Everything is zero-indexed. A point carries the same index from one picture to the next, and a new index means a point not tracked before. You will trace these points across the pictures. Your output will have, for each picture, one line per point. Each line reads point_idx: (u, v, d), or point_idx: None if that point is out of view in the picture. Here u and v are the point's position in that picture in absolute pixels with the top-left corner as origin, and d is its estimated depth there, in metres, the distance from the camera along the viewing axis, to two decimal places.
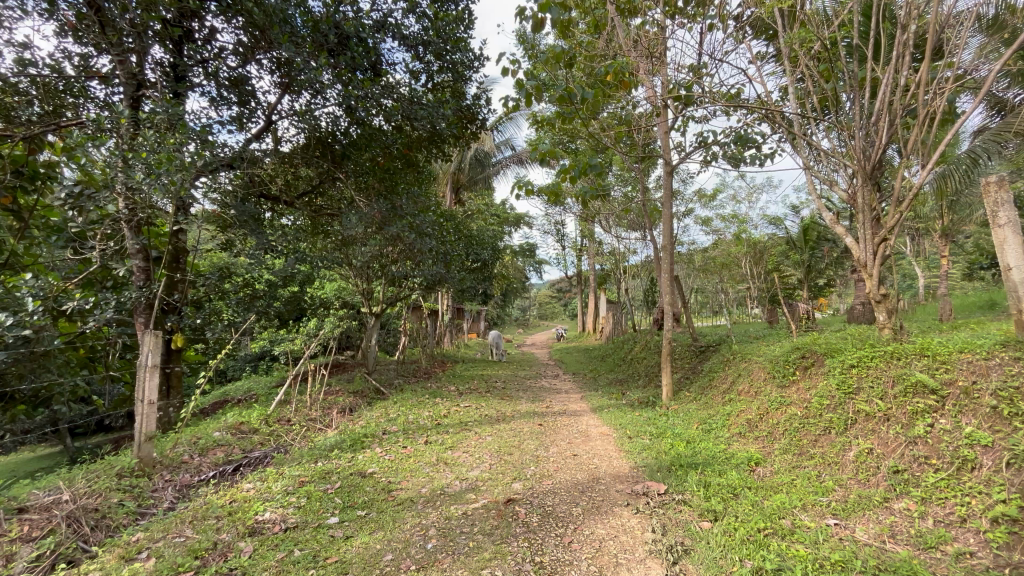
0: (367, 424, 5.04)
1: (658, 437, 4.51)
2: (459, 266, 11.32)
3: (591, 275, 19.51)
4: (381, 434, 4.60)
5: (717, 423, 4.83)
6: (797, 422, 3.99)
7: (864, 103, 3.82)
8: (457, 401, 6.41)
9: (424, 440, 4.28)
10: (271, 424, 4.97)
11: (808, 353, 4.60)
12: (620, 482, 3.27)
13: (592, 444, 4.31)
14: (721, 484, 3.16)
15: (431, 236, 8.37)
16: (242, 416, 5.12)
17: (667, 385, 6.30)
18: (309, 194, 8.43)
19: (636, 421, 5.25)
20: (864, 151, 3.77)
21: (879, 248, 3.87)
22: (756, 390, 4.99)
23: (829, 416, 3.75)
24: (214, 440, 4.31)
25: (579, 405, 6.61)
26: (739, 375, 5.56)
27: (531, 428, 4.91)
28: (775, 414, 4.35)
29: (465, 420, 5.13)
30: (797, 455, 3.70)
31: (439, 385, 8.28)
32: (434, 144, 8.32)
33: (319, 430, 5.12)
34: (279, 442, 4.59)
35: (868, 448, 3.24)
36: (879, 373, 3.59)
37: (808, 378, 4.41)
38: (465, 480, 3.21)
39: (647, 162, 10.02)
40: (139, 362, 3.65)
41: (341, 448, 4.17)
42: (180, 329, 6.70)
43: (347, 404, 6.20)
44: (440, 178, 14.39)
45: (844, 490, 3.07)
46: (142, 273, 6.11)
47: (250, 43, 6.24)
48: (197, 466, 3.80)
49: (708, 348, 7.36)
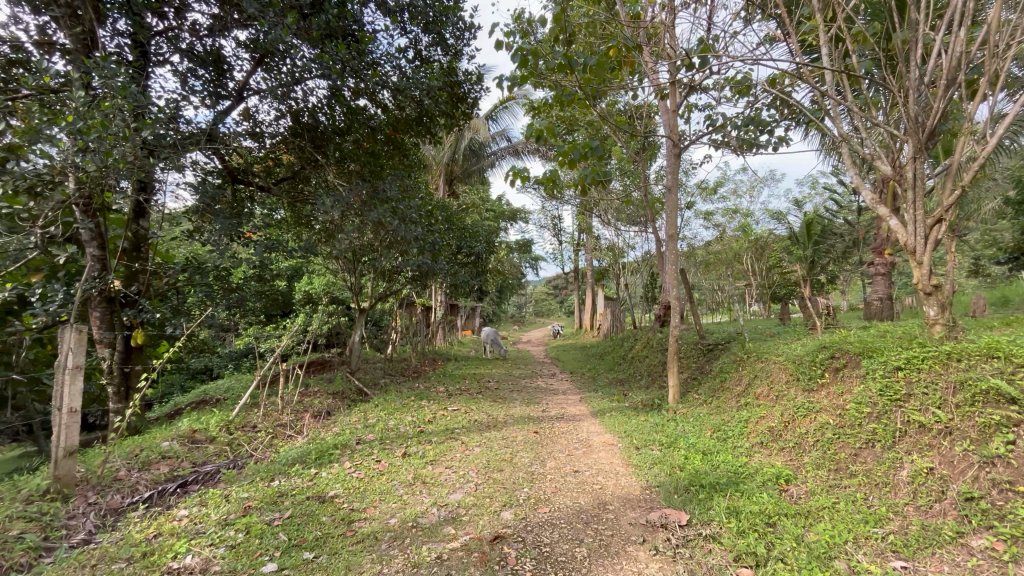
0: (342, 432, 4.49)
1: (670, 448, 3.98)
2: (451, 259, 10.74)
3: (589, 271, 18.98)
4: (355, 444, 4.03)
5: (734, 431, 4.31)
6: (830, 433, 3.47)
7: (916, 59, 3.19)
8: (445, 404, 5.86)
9: (402, 452, 3.71)
10: (232, 431, 4.39)
11: (838, 353, 4.10)
12: (631, 508, 2.73)
13: (595, 458, 3.75)
14: (753, 512, 2.62)
15: (420, 226, 7.78)
16: (200, 422, 4.53)
17: (674, 387, 5.77)
18: (289, 181, 7.83)
19: (642, 427, 4.73)
20: (918, 115, 3.12)
21: (931, 231, 3.26)
22: (777, 394, 4.45)
23: (871, 426, 3.23)
24: (159, 453, 3.73)
25: (578, 408, 6.06)
26: (755, 377, 5.02)
27: (525, 436, 4.36)
28: (803, 422, 3.83)
29: (451, 428, 4.57)
30: (833, 473, 3.18)
31: (427, 386, 7.71)
32: (422, 126, 7.69)
33: (288, 438, 4.57)
34: (238, 454, 4.01)
35: (928, 468, 2.73)
36: (934, 379, 3.07)
37: (840, 381, 3.88)
38: (443, 508, 2.65)
39: (649, 153, 9.48)
40: (58, 364, 3.05)
41: (305, 461, 3.60)
42: (140, 324, 6.10)
43: (325, 408, 5.63)
44: (433, 170, 13.74)
45: (903, 520, 2.55)
46: (97, 262, 5.58)
47: (223, 12, 5.69)
48: (132, 485, 3.23)
49: (717, 346, 6.82)
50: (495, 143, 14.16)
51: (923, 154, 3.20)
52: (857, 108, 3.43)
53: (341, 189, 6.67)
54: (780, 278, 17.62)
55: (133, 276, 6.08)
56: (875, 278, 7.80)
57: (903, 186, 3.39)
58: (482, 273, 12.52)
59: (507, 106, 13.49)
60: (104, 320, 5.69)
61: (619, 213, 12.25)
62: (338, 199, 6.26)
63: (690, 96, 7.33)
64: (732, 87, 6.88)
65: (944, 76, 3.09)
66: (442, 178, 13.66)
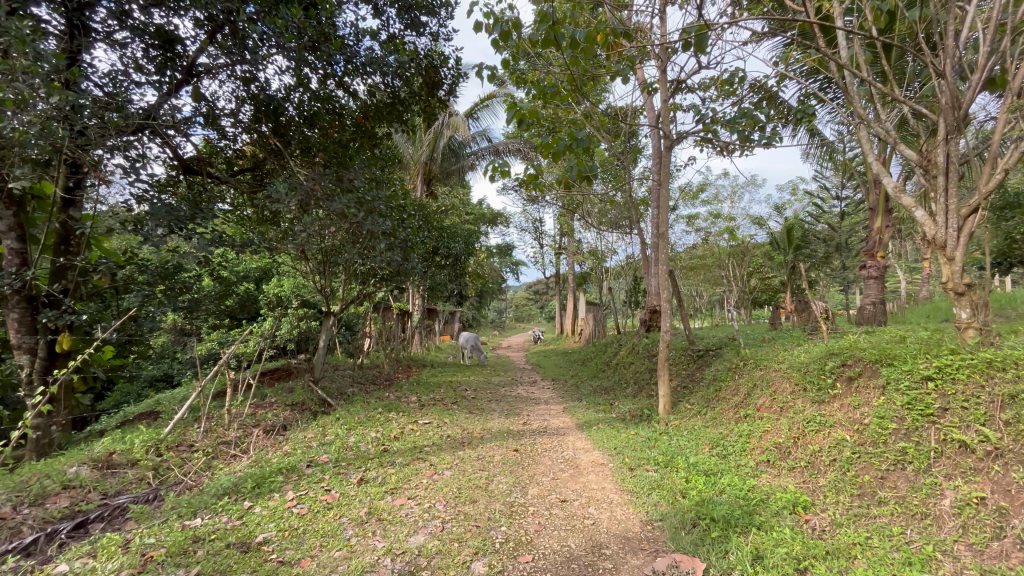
0: (293, 452, 3.90)
1: (667, 468, 3.52)
2: (427, 261, 10.18)
3: (570, 275, 18.60)
4: (304, 468, 3.44)
5: (735, 446, 3.87)
6: (849, 451, 3.06)
7: (951, 27, 2.80)
8: (416, 417, 5.29)
9: (358, 479, 3.14)
10: (161, 453, 3.75)
11: (851, 361, 3.71)
12: (633, 554, 2.26)
13: (585, 483, 3.24)
14: (781, 557, 2.16)
15: (391, 222, 7.22)
16: (121, 442, 3.85)
17: (665, 396, 5.33)
18: (247, 172, 7.17)
19: (633, 443, 4.26)
20: (955, 89, 2.72)
21: (966, 221, 2.87)
22: (781, 406, 4.03)
23: (900, 445, 2.83)
24: (61, 483, 3.08)
25: (562, 421, 5.55)
26: (754, 386, 4.60)
27: (504, 455, 3.83)
28: (815, 438, 3.41)
29: (420, 446, 4.02)
30: (856, 499, 2.77)
31: (398, 395, 7.12)
32: (394, 114, 7.13)
33: (230, 460, 3.95)
34: (163, 482, 3.38)
35: (980, 497, 2.34)
36: (975, 392, 2.71)
37: (855, 392, 3.48)
38: (400, 558, 2.12)
39: (634, 154, 9.12)
40: None
41: (240, 491, 3.01)
42: (69, 328, 5.36)
43: (278, 422, 5.00)
44: (410, 169, 13.13)
45: (956, 562, 2.13)
46: (17, 257, 4.92)
47: None
48: (15, 527, 2.58)
49: (708, 352, 6.43)
50: (475, 143, 13.64)
51: (957, 135, 2.81)
52: (879, 85, 3.03)
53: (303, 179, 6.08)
54: (761, 283, 17.54)
55: (60, 273, 5.36)
56: (867, 281, 7.48)
57: (932, 173, 3.00)
58: (461, 275, 11.98)
59: (487, 105, 13.04)
60: (23, 323, 5.00)
61: (603, 215, 11.86)
62: (297, 188, 5.64)
63: (675, 96, 6.99)
64: (718, 86, 6.57)
65: (986, 45, 2.70)
66: (420, 178, 13.02)
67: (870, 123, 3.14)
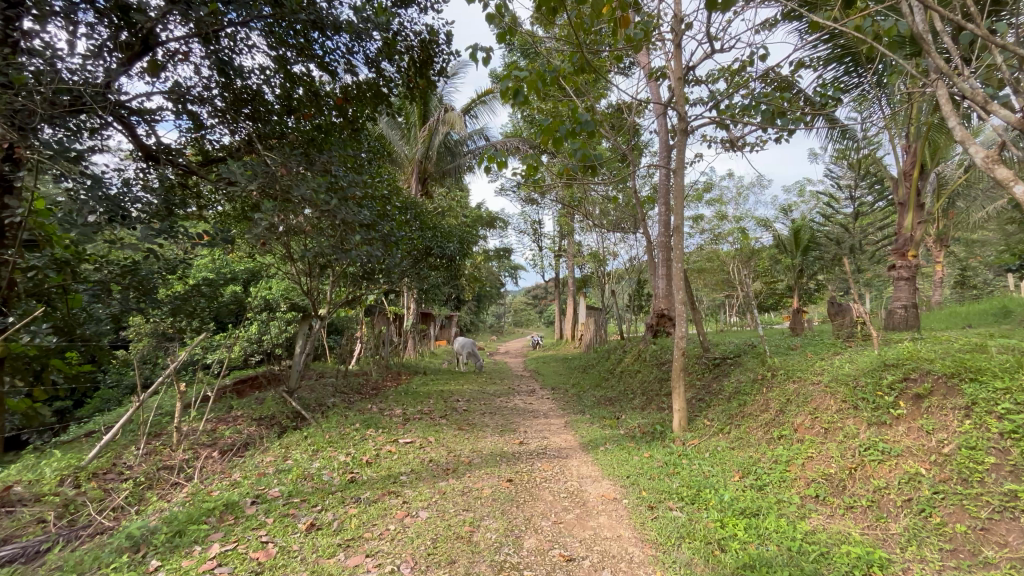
0: (239, 482, 3.24)
1: (695, 506, 2.86)
2: (419, 261, 9.53)
3: (571, 279, 17.96)
4: (247, 506, 2.78)
5: (772, 475, 3.19)
6: (929, 491, 2.44)
7: None
8: (396, 435, 4.62)
9: (308, 524, 2.48)
10: (78, 486, 3.07)
11: (917, 376, 3.09)
12: None
13: (595, 529, 2.58)
14: None
15: (372, 216, 6.56)
16: (31, 471, 3.18)
17: (680, 412, 4.67)
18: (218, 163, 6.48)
19: (650, 469, 3.60)
20: None
21: None
22: (826, 428, 3.35)
23: (1007, 487, 2.23)
24: None
25: (563, 439, 4.88)
26: (787, 401, 3.94)
27: (494, 487, 3.18)
28: (878, 470, 2.76)
29: (395, 474, 3.37)
30: (949, 554, 2.15)
31: (381, 407, 6.46)
32: (381, 98, 6.50)
33: (166, 491, 3.28)
34: (70, 524, 2.71)
35: None
36: None
37: (925, 415, 2.85)
38: None
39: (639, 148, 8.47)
40: None
41: (151, 543, 2.33)
42: None
43: (237, 441, 4.34)
44: (404, 167, 12.51)
45: None
46: None
47: None
48: None
49: (725, 360, 5.79)
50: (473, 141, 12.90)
51: None
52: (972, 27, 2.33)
53: (273, 165, 5.39)
54: (767, 287, 16.93)
55: None
56: (897, 283, 6.82)
57: None
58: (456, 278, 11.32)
59: (485, 101, 12.48)
60: None
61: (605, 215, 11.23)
62: (264, 173, 4.96)
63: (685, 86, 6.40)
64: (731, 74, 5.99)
65: None
66: (414, 175, 12.40)
67: (953, 80, 2.44)
